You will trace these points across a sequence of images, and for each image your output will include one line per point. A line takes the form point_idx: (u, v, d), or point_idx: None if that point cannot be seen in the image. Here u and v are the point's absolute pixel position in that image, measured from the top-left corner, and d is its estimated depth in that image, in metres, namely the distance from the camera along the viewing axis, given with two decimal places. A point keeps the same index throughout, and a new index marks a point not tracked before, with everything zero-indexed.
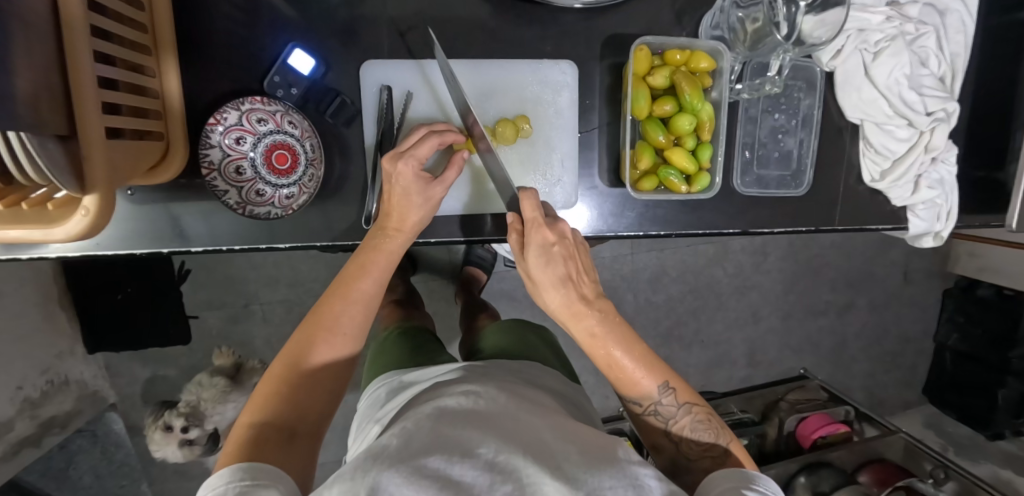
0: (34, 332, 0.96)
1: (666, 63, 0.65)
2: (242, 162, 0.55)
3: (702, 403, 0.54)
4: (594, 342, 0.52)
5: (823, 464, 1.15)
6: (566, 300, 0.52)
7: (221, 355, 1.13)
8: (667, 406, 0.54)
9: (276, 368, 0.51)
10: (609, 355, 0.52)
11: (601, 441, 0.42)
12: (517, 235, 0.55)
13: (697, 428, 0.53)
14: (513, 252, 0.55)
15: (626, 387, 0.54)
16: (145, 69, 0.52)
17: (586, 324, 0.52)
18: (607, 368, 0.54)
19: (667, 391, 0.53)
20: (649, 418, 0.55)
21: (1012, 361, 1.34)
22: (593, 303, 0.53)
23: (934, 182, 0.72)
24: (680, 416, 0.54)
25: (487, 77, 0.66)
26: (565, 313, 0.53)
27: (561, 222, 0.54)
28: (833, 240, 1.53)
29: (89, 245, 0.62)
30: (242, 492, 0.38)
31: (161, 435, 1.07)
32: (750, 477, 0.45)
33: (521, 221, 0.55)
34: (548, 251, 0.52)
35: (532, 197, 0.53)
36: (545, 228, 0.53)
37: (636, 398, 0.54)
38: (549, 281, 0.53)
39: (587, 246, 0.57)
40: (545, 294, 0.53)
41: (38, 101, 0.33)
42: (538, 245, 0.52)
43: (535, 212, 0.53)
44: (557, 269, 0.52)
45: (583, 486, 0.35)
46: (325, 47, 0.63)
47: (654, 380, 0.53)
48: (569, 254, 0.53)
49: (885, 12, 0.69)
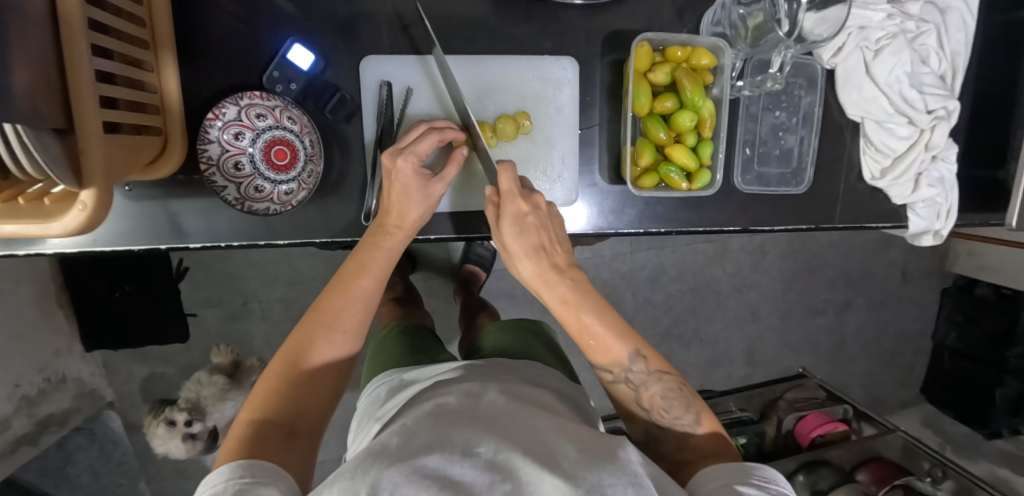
0: (32, 329, 0.95)
1: (666, 60, 0.65)
2: (241, 158, 0.55)
3: (673, 372, 0.54)
4: (566, 309, 0.54)
5: (821, 463, 1.15)
6: (538, 269, 0.55)
7: (218, 354, 1.13)
8: (637, 374, 0.53)
9: (277, 365, 0.51)
10: (580, 320, 0.53)
11: (601, 439, 0.41)
12: (493, 207, 0.58)
13: (668, 395, 0.52)
14: (489, 223, 0.58)
15: (596, 353, 0.54)
16: (142, 63, 0.52)
17: (558, 290, 0.54)
18: (578, 335, 0.55)
19: (638, 359, 0.53)
20: (620, 386, 0.54)
21: (1009, 361, 1.34)
22: (565, 271, 0.55)
23: (934, 180, 0.72)
24: (651, 384, 0.53)
25: (487, 73, 0.65)
26: (537, 280, 0.55)
27: (535, 194, 0.58)
28: (832, 239, 1.53)
29: (86, 240, 0.61)
30: (241, 489, 0.38)
31: (164, 430, 1.06)
32: (747, 470, 0.44)
33: (497, 193, 0.58)
34: (522, 221, 0.56)
35: (510, 169, 0.56)
36: (520, 199, 0.56)
37: (607, 365, 0.54)
38: (523, 250, 0.55)
39: (562, 221, 0.60)
40: (519, 263, 0.56)
41: (34, 93, 0.32)
42: (512, 214, 0.56)
43: (512, 184, 0.56)
44: (530, 238, 0.55)
45: (582, 484, 0.34)
46: (324, 42, 0.62)
47: (625, 347, 0.53)
48: (542, 225, 0.56)
49: (887, 9, 0.69)
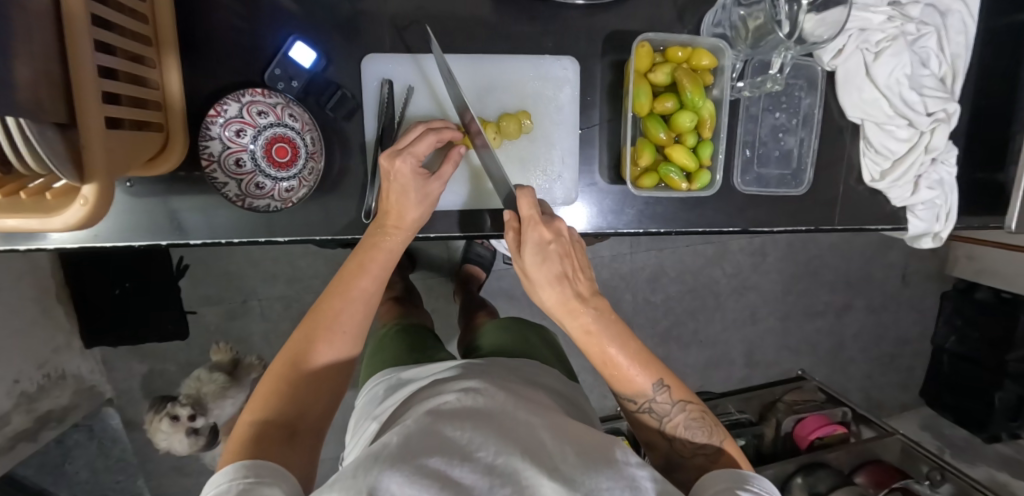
0: (31, 326, 0.96)
1: (667, 60, 0.65)
2: (241, 155, 0.55)
3: (696, 401, 0.54)
4: (589, 339, 0.53)
5: (819, 465, 1.15)
6: (562, 297, 0.53)
7: (217, 352, 1.13)
8: (661, 404, 0.54)
9: (278, 366, 0.51)
10: (606, 354, 0.53)
11: (597, 440, 0.42)
12: (513, 232, 0.57)
13: (691, 425, 0.53)
14: (509, 249, 0.57)
15: (621, 383, 0.54)
16: (143, 59, 0.52)
17: (581, 320, 0.53)
18: (602, 365, 0.54)
19: (662, 389, 0.53)
20: (643, 415, 0.55)
21: (1009, 364, 1.33)
22: (589, 301, 0.53)
23: (933, 182, 0.72)
24: (675, 414, 0.53)
25: (488, 72, 0.66)
26: (561, 309, 0.53)
27: (557, 219, 0.55)
28: (832, 241, 1.53)
29: (88, 236, 0.62)
30: (245, 489, 0.38)
31: (168, 425, 1.06)
32: (743, 478, 0.45)
33: (517, 219, 0.57)
34: (545, 249, 0.53)
35: (529, 195, 0.55)
36: (542, 225, 0.54)
37: (631, 395, 0.54)
38: (546, 279, 0.53)
39: (583, 245, 0.57)
40: (541, 292, 0.54)
41: (37, 89, 0.33)
42: (534, 243, 0.54)
43: (533, 210, 0.54)
44: (552, 267, 0.53)
45: (581, 487, 0.35)
46: (325, 39, 0.63)
47: (649, 378, 0.53)
48: (565, 252, 0.54)
49: (887, 11, 0.69)
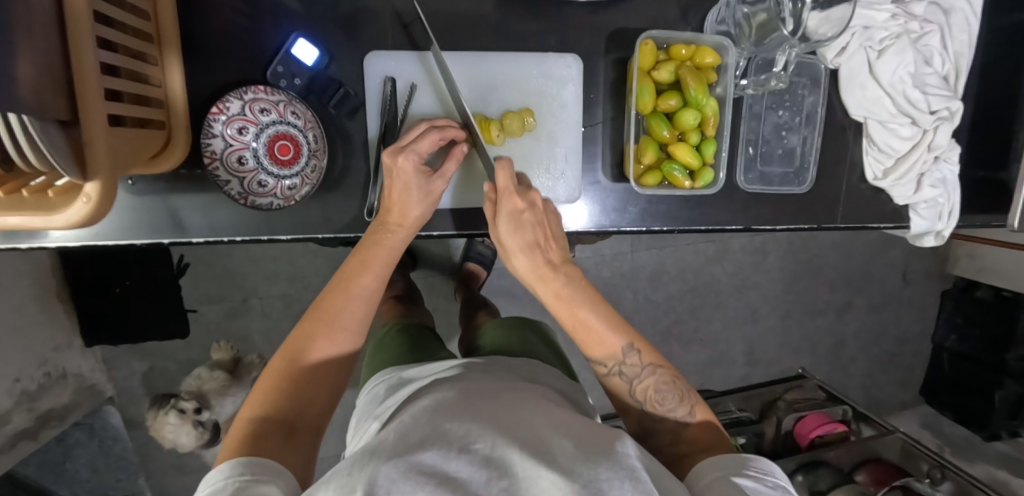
0: (32, 325, 0.95)
1: (671, 58, 0.65)
2: (243, 153, 0.55)
3: (667, 365, 0.54)
4: (561, 304, 0.55)
5: (820, 463, 1.15)
6: (534, 265, 0.56)
7: (218, 350, 1.14)
8: (632, 367, 0.53)
9: (277, 362, 0.51)
10: (577, 317, 0.54)
11: (598, 434, 0.41)
12: (490, 203, 0.58)
13: (661, 388, 0.53)
14: (486, 220, 0.59)
15: (592, 346, 0.54)
16: (146, 56, 0.52)
17: (553, 286, 0.55)
18: (573, 329, 0.55)
19: (632, 351, 0.53)
20: (613, 379, 0.54)
21: (1009, 363, 1.34)
22: (559, 268, 0.56)
23: (936, 181, 0.72)
24: (645, 376, 0.53)
25: (491, 70, 0.65)
26: (532, 276, 0.56)
27: (532, 190, 0.57)
28: (832, 240, 1.53)
29: (89, 234, 0.62)
30: (242, 487, 0.38)
31: (176, 418, 1.05)
32: (742, 463, 0.44)
33: (495, 189, 0.58)
34: (518, 218, 0.56)
35: (506, 166, 0.55)
36: (516, 196, 0.56)
37: (602, 358, 0.54)
38: (520, 246, 0.56)
39: (557, 215, 0.60)
40: (515, 259, 0.57)
41: (39, 83, 0.32)
42: (508, 212, 0.56)
43: (509, 181, 0.55)
44: (526, 235, 0.56)
45: (580, 480, 0.34)
46: (328, 37, 0.62)
47: (619, 339, 0.53)
48: (538, 222, 0.57)
49: (891, 9, 0.69)
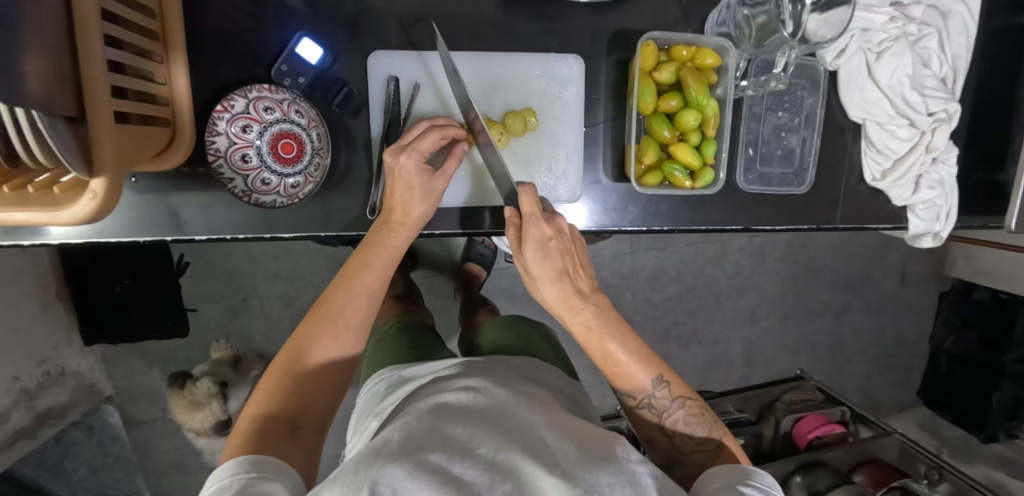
0: (31, 323, 0.95)
1: (672, 59, 0.65)
2: (247, 151, 0.55)
3: (695, 397, 0.55)
4: (590, 335, 0.54)
5: (819, 464, 1.16)
6: (562, 293, 0.54)
7: (218, 349, 1.16)
8: (660, 400, 0.54)
9: (280, 361, 0.51)
10: (604, 348, 0.54)
11: (598, 437, 0.41)
12: (514, 229, 0.57)
13: (690, 421, 0.54)
14: (511, 247, 0.57)
15: (620, 380, 0.55)
16: (151, 54, 0.52)
17: (580, 317, 0.54)
18: (602, 361, 0.55)
19: (661, 384, 0.54)
20: (642, 411, 0.56)
21: (1007, 364, 1.34)
22: (588, 297, 0.55)
23: (934, 182, 0.73)
24: (674, 410, 0.54)
25: (495, 70, 0.66)
26: (561, 306, 0.54)
27: (558, 217, 0.56)
28: (831, 241, 1.54)
29: (92, 231, 0.62)
30: (248, 485, 0.38)
31: (207, 391, 1.10)
32: (746, 473, 0.45)
33: (518, 215, 0.57)
34: (546, 246, 0.54)
35: (530, 193, 0.54)
36: (543, 222, 0.54)
37: (631, 391, 0.55)
38: (547, 275, 0.54)
39: (584, 242, 0.58)
40: (542, 287, 0.55)
41: (49, 82, 0.33)
42: (535, 239, 0.54)
43: (534, 207, 0.54)
44: (554, 263, 0.54)
45: (581, 484, 0.34)
46: (332, 37, 0.63)
47: (649, 373, 0.54)
48: (565, 249, 0.55)
49: (889, 12, 0.69)
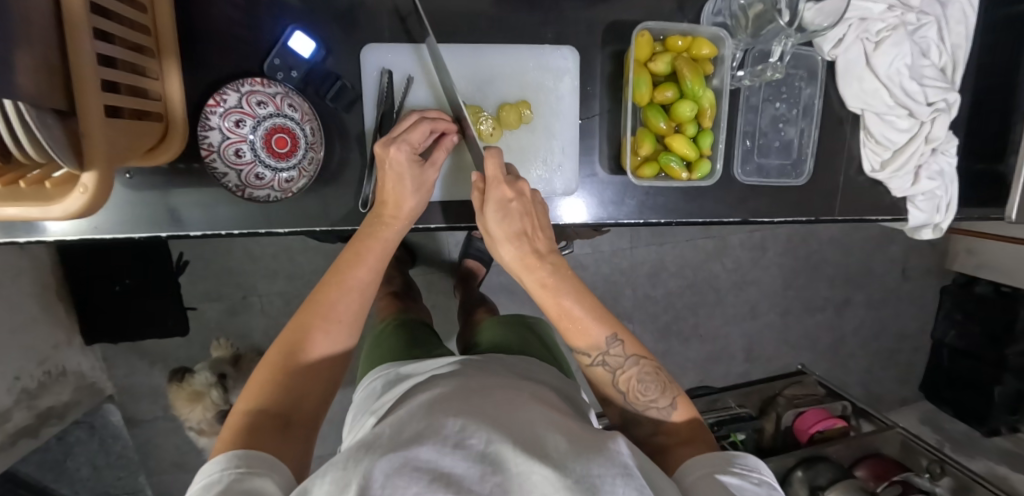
0: (32, 323, 0.95)
1: (667, 50, 0.65)
2: (241, 145, 0.55)
3: (650, 357, 0.54)
4: (546, 293, 0.55)
5: (820, 458, 1.14)
6: (519, 253, 0.56)
7: (217, 347, 1.17)
8: (615, 357, 0.54)
9: (273, 356, 0.51)
10: (561, 305, 0.54)
11: (592, 431, 0.40)
12: (479, 192, 0.58)
13: (644, 379, 0.53)
14: (474, 209, 0.58)
15: (575, 337, 0.54)
16: (144, 50, 0.52)
17: (537, 274, 0.55)
18: (558, 319, 0.55)
19: (615, 342, 0.53)
20: (596, 369, 0.54)
21: (1008, 358, 1.33)
22: (545, 257, 0.56)
23: (934, 173, 0.72)
24: (628, 367, 0.53)
25: (489, 62, 0.65)
26: (517, 264, 0.56)
27: (521, 180, 0.57)
28: (831, 236, 1.53)
29: (87, 228, 0.61)
30: (237, 480, 0.38)
31: (205, 377, 1.12)
32: (728, 459, 0.45)
33: (483, 179, 0.57)
34: (506, 208, 0.55)
35: (496, 156, 0.55)
36: (505, 185, 0.55)
37: (585, 348, 0.54)
38: (504, 236, 0.56)
39: (545, 208, 0.60)
40: (501, 248, 0.57)
41: (38, 75, 0.33)
42: (496, 200, 0.55)
43: (498, 170, 0.55)
44: (513, 224, 0.56)
45: (572, 475, 0.34)
46: (324, 30, 0.63)
47: (603, 329, 0.54)
48: (527, 212, 0.56)
49: (887, 1, 0.69)
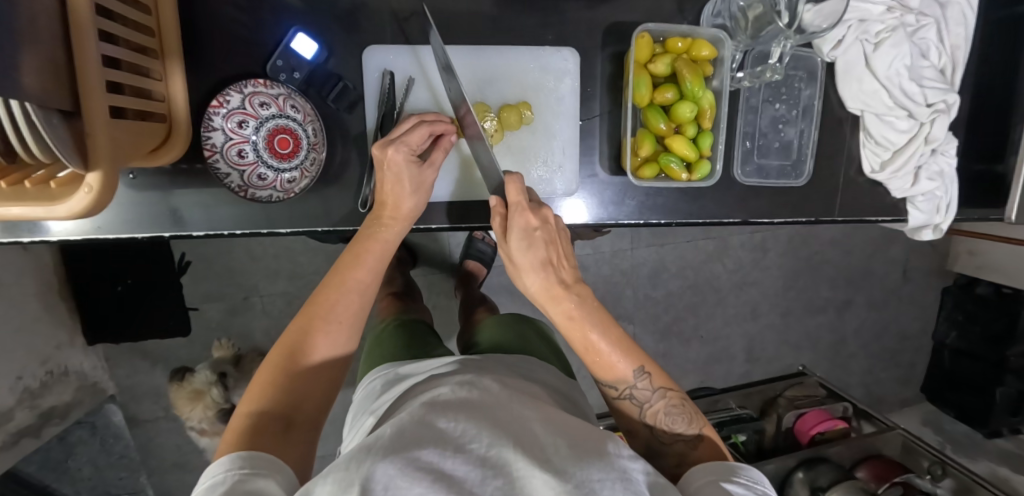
0: (35, 324, 0.96)
1: (666, 51, 0.65)
2: (243, 146, 0.56)
3: (676, 389, 0.55)
4: (571, 324, 0.53)
5: (821, 460, 1.14)
6: (545, 282, 0.54)
7: (218, 348, 1.19)
8: (642, 390, 0.54)
9: (275, 357, 0.51)
10: (588, 339, 0.53)
11: (590, 434, 0.41)
12: (500, 217, 0.57)
13: (670, 412, 0.53)
14: (494, 234, 0.58)
15: (602, 370, 0.54)
16: (147, 51, 0.53)
17: (564, 306, 0.54)
18: (583, 351, 0.55)
19: (642, 375, 0.54)
20: (623, 402, 0.55)
21: (1009, 359, 1.33)
22: (571, 287, 0.54)
23: (934, 174, 0.72)
24: (655, 401, 0.54)
25: (490, 63, 0.66)
26: (544, 295, 0.54)
27: (546, 207, 0.57)
28: (832, 237, 1.53)
29: (90, 228, 0.62)
30: (240, 481, 0.38)
31: (206, 377, 1.15)
32: (732, 470, 0.45)
33: (504, 204, 0.57)
34: (530, 236, 0.54)
35: (517, 182, 0.56)
36: (529, 212, 0.55)
37: (612, 382, 0.54)
38: (531, 264, 0.54)
39: (568, 233, 0.59)
40: (526, 277, 0.55)
41: (44, 79, 0.33)
42: (520, 228, 0.55)
43: (520, 197, 0.55)
44: (538, 253, 0.54)
45: (571, 479, 0.34)
46: (326, 31, 0.63)
47: (630, 364, 0.54)
48: (550, 239, 0.55)
49: (886, 3, 0.69)
